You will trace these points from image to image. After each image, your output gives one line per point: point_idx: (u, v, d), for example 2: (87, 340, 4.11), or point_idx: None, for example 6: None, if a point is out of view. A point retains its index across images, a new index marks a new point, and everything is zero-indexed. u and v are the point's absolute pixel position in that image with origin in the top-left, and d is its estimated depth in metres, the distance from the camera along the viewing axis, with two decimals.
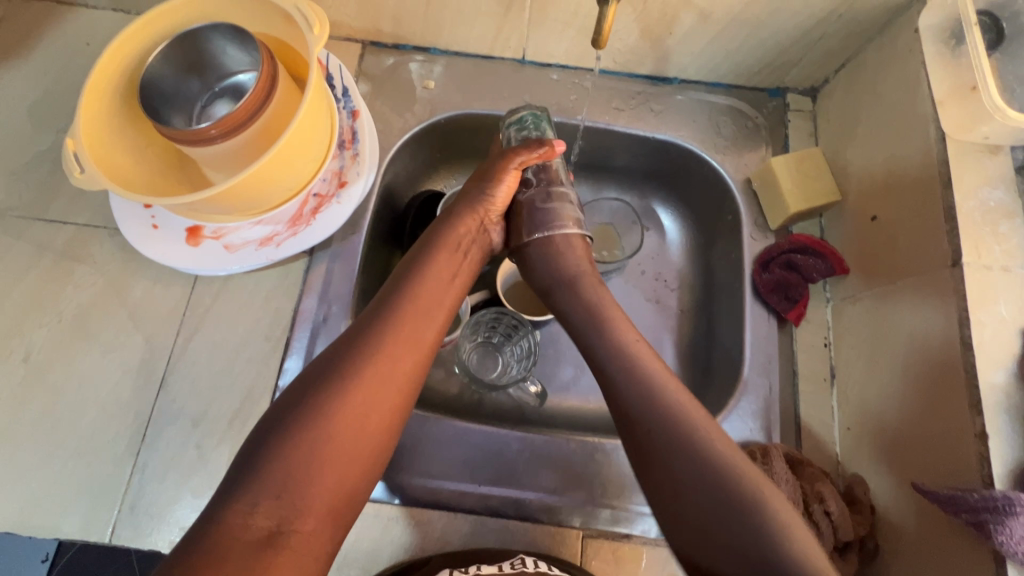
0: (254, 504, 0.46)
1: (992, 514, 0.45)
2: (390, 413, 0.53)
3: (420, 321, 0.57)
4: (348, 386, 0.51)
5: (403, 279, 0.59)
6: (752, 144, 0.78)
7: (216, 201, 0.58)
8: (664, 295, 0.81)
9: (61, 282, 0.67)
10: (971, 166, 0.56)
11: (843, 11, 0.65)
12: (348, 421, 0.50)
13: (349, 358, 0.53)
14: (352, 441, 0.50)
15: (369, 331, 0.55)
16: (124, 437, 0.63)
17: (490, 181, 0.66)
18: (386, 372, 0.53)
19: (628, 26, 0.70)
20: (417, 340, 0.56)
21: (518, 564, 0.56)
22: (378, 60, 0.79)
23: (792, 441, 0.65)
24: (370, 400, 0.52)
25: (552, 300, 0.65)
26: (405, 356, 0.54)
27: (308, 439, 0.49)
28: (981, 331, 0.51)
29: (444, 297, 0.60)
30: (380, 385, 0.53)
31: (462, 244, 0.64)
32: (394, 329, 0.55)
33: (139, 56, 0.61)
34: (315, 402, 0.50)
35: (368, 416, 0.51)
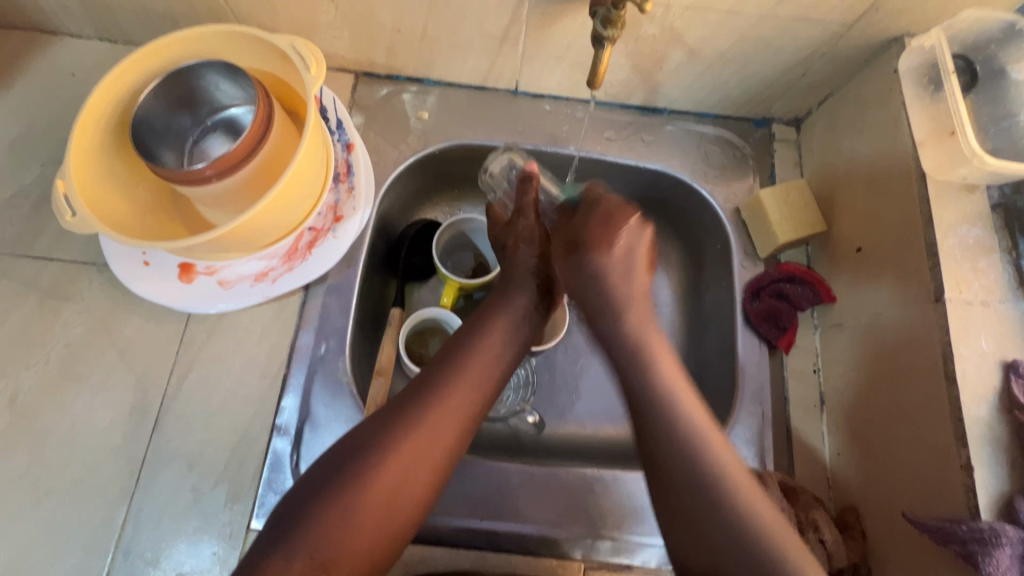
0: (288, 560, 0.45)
1: (979, 545, 0.47)
2: (432, 480, 0.51)
3: (466, 390, 0.55)
4: (389, 454, 0.50)
5: (454, 346, 0.58)
6: (740, 173, 0.79)
7: (215, 241, 0.57)
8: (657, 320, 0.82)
9: (48, 321, 0.66)
10: (950, 204, 0.58)
11: (826, 51, 0.67)
12: (384, 495, 0.49)
13: (396, 423, 0.51)
14: (383, 515, 0.48)
15: (418, 400, 0.53)
16: (117, 481, 0.61)
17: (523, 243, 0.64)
18: (427, 445, 0.51)
19: (620, 62, 0.71)
20: (466, 399, 0.54)
21: None
22: (371, 90, 0.80)
23: (784, 467, 0.67)
24: (409, 474, 0.50)
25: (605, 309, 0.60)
26: (447, 427, 0.53)
27: (347, 503, 0.47)
28: (963, 365, 0.53)
29: (491, 370, 0.57)
30: (419, 458, 0.51)
31: (516, 308, 0.62)
32: (442, 399, 0.53)
33: (131, 94, 0.60)
34: (359, 469, 0.49)
35: (406, 491, 0.50)
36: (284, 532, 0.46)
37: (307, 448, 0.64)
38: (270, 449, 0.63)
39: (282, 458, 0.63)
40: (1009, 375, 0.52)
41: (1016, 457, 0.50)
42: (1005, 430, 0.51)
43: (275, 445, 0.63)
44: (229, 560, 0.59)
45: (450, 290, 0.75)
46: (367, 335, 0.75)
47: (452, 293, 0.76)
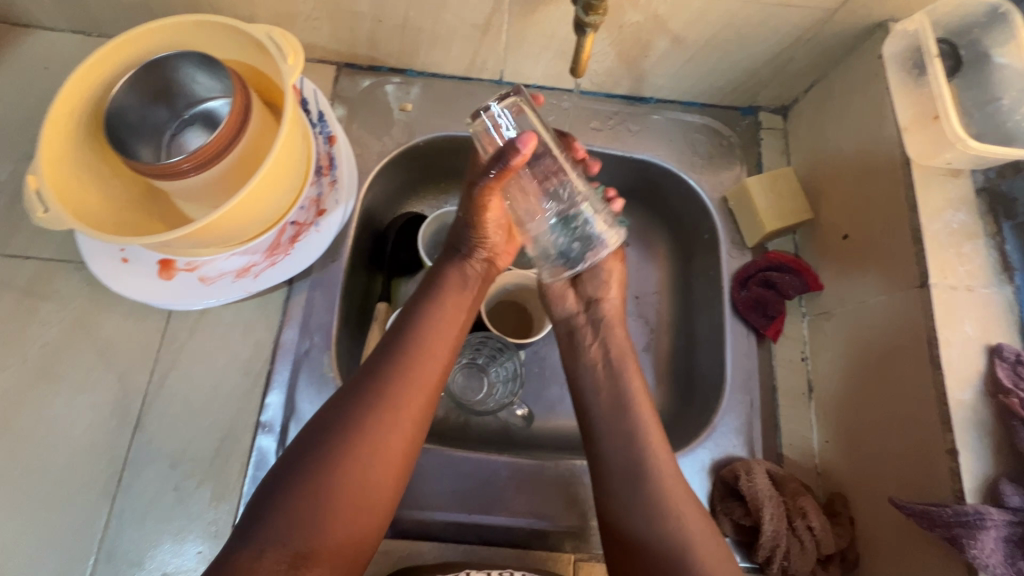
0: (259, 553, 0.44)
1: (964, 528, 0.47)
2: (400, 453, 0.51)
3: (423, 366, 0.54)
4: (347, 434, 0.49)
5: (404, 327, 0.57)
6: (727, 162, 0.79)
7: (194, 236, 0.56)
8: (646, 310, 0.81)
9: (25, 320, 0.64)
10: (935, 189, 0.58)
11: (810, 38, 0.67)
12: (351, 474, 0.48)
13: (351, 403, 0.51)
14: (354, 496, 0.48)
15: (373, 380, 0.53)
16: (98, 482, 0.60)
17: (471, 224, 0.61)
18: (387, 423, 0.51)
19: (604, 50, 0.70)
20: (424, 369, 0.54)
21: None
22: (353, 82, 0.78)
23: (773, 455, 0.67)
24: (374, 450, 0.49)
25: (589, 317, 0.65)
26: (408, 403, 0.52)
27: (315, 487, 0.47)
28: (948, 350, 0.53)
29: (443, 349, 0.57)
30: (381, 437, 0.50)
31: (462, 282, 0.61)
32: (396, 375, 0.53)
33: (104, 87, 0.59)
34: (322, 450, 0.48)
35: (372, 469, 0.49)
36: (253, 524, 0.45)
37: None
38: (255, 447, 0.63)
39: (267, 456, 0.62)
40: (994, 360, 0.52)
41: (1002, 441, 0.50)
42: (990, 413, 0.51)
43: (260, 443, 0.63)
44: (214, 560, 0.58)
45: None
46: (353, 331, 0.74)
47: None
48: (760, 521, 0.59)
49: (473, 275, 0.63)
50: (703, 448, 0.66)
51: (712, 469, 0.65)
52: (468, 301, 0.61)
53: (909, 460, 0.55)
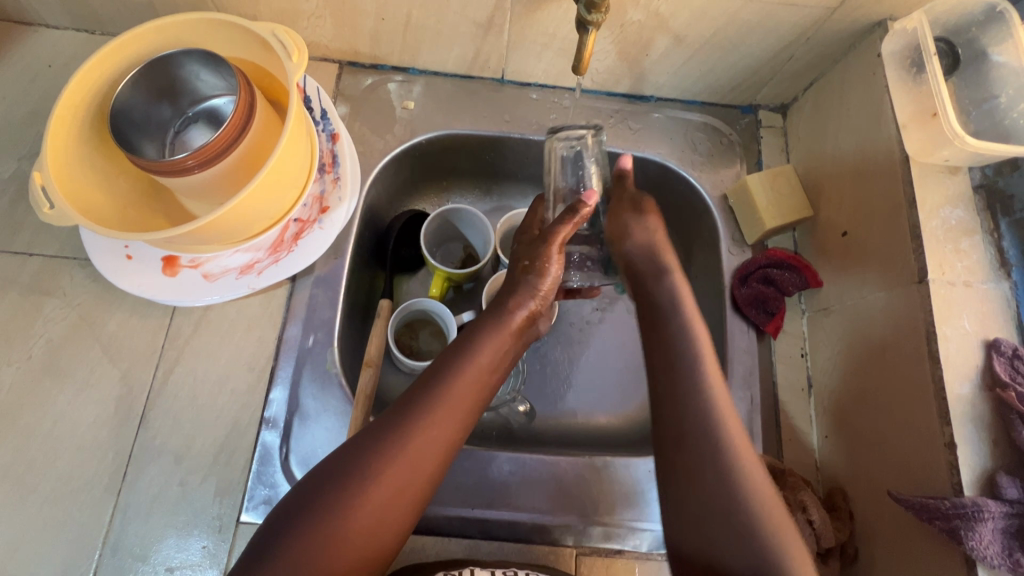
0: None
1: (963, 520, 0.48)
2: (420, 491, 0.51)
3: (457, 410, 0.54)
4: (375, 480, 0.49)
5: (442, 366, 0.56)
6: (727, 160, 0.80)
7: (199, 232, 0.56)
8: None
9: (29, 316, 0.65)
10: (933, 186, 0.59)
11: (809, 37, 0.67)
12: (371, 518, 0.48)
13: (381, 445, 0.50)
14: (367, 538, 0.48)
15: (404, 420, 0.52)
16: (103, 477, 0.60)
17: (538, 270, 0.62)
18: (413, 470, 0.50)
19: (606, 49, 0.71)
20: (456, 411, 0.54)
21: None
22: (356, 80, 0.79)
23: (773, 450, 0.68)
24: (398, 487, 0.50)
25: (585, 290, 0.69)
26: (435, 449, 0.52)
27: (337, 517, 0.47)
28: (946, 345, 0.53)
29: (478, 391, 0.56)
30: (407, 483, 0.50)
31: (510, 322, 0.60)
32: (428, 419, 0.52)
33: (109, 84, 0.59)
34: (351, 482, 0.48)
35: (389, 516, 0.49)
36: (271, 549, 0.46)
37: (296, 440, 0.63)
38: (259, 442, 0.63)
39: (271, 451, 0.63)
40: (991, 354, 0.53)
41: (999, 434, 0.51)
42: (988, 407, 0.52)
43: (264, 438, 0.63)
44: (219, 554, 0.59)
45: (439, 280, 0.76)
46: (356, 327, 0.74)
47: (440, 283, 0.77)
48: None
49: (527, 318, 0.61)
50: None
51: None
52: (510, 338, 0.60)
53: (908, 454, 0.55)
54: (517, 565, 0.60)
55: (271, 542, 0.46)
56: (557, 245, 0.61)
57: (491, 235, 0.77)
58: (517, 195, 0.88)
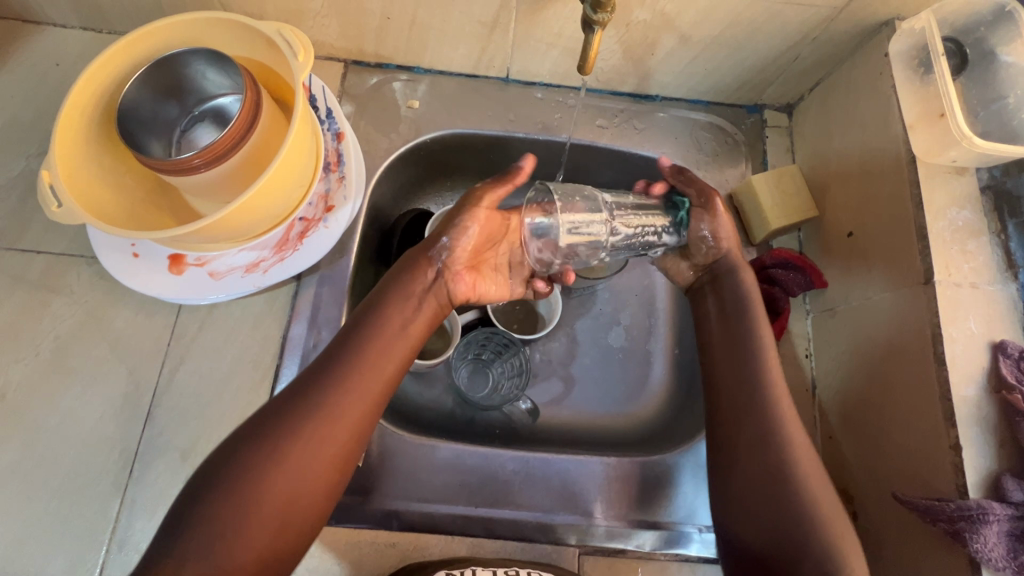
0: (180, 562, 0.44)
1: (967, 522, 0.47)
2: (324, 474, 0.50)
3: (360, 386, 0.53)
4: (284, 450, 0.49)
5: (352, 336, 0.55)
6: (732, 160, 0.79)
7: (205, 230, 0.56)
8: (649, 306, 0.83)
9: (37, 313, 0.65)
10: (939, 186, 0.59)
11: (816, 36, 0.67)
12: (275, 506, 0.47)
13: (275, 424, 0.50)
14: (277, 522, 0.47)
15: (310, 389, 0.52)
16: (110, 473, 0.61)
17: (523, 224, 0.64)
18: (323, 443, 0.50)
19: (611, 48, 0.71)
20: (361, 390, 0.53)
21: None
22: (361, 79, 0.79)
23: None
24: (301, 470, 0.49)
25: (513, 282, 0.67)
26: (346, 417, 0.51)
27: (239, 504, 0.46)
28: (952, 347, 0.53)
29: (382, 368, 0.54)
30: (318, 452, 0.50)
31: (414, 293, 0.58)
32: (325, 392, 0.51)
33: (116, 82, 0.60)
34: (247, 460, 0.48)
35: (296, 503, 0.48)
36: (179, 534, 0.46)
37: None
38: None
39: None
40: (997, 356, 0.53)
41: (1004, 435, 0.51)
42: (993, 409, 0.52)
43: None
44: None
45: None
46: None
47: None
48: None
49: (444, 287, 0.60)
50: None
51: None
52: (416, 309, 0.58)
53: (782, 468, 0.56)
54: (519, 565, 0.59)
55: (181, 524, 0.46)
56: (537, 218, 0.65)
57: None
58: (522, 194, 0.88)
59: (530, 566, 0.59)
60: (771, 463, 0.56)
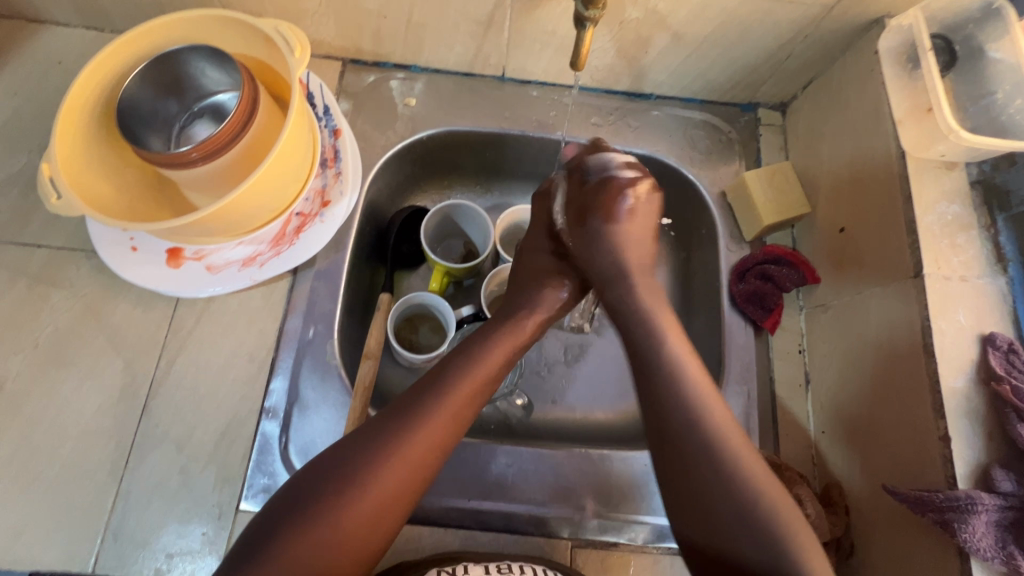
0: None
1: (956, 512, 0.47)
2: (404, 510, 0.49)
3: (450, 422, 0.52)
4: (364, 488, 0.47)
5: (447, 367, 0.55)
6: (725, 157, 0.80)
7: (201, 223, 0.57)
8: None
9: (37, 306, 0.66)
10: (928, 181, 0.59)
11: (807, 34, 0.68)
12: (354, 534, 0.46)
13: (375, 451, 0.48)
14: (354, 550, 0.46)
15: (407, 412, 0.51)
16: (106, 464, 0.61)
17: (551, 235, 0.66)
18: (414, 472, 0.49)
19: (605, 46, 0.72)
20: (449, 426, 0.52)
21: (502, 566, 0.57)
22: (359, 77, 0.80)
23: (770, 445, 0.68)
24: (383, 503, 0.47)
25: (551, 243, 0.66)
26: (432, 457, 0.50)
27: (321, 531, 0.45)
28: (942, 339, 0.53)
29: (473, 407, 0.54)
30: (407, 482, 0.49)
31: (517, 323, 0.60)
32: (430, 422, 0.51)
33: (117, 78, 0.61)
34: (339, 485, 0.47)
35: (374, 536, 0.47)
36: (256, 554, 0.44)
37: (295, 430, 0.64)
38: (259, 432, 0.64)
39: (271, 440, 0.63)
40: (986, 348, 0.53)
41: (992, 427, 0.51)
42: (983, 401, 0.52)
43: (264, 428, 0.64)
44: (218, 542, 0.60)
45: (438, 274, 0.77)
46: (356, 320, 0.75)
47: (440, 278, 0.78)
48: None
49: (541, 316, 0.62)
50: None
51: None
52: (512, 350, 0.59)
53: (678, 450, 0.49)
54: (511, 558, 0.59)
55: (253, 553, 0.44)
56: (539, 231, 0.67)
57: (490, 229, 0.78)
58: (518, 192, 0.89)
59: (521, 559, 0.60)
60: (701, 445, 0.49)
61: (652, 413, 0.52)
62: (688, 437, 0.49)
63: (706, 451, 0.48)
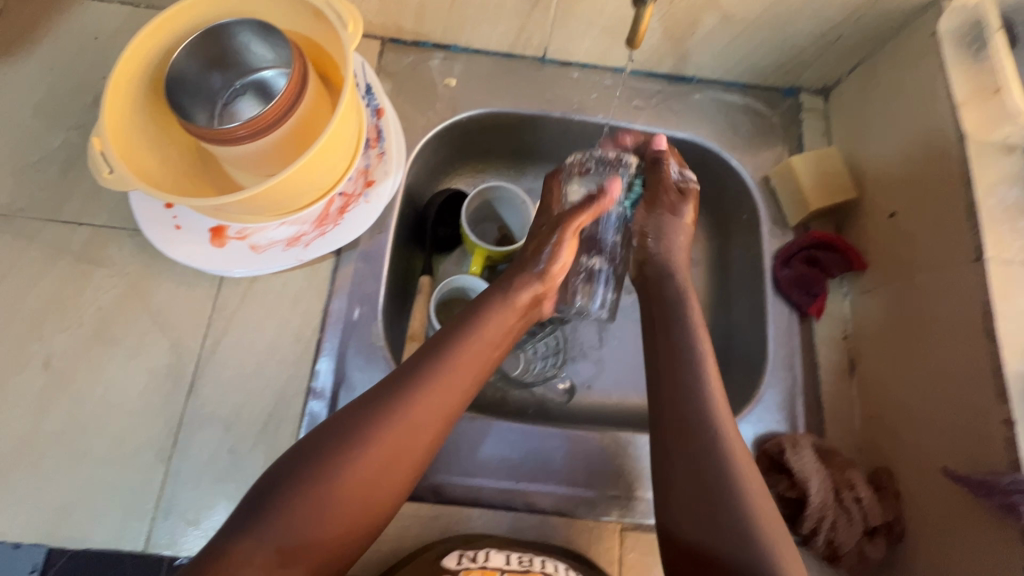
0: (258, 547, 0.45)
1: (1022, 495, 0.47)
2: (405, 471, 0.52)
3: (447, 389, 0.55)
4: (366, 448, 0.50)
5: (439, 347, 0.57)
6: (768, 142, 0.79)
7: (252, 200, 0.57)
8: None
9: (80, 284, 0.65)
10: (990, 164, 0.58)
11: (860, 15, 0.67)
12: (356, 491, 0.49)
13: (377, 415, 0.51)
14: (357, 507, 0.49)
15: (399, 390, 0.53)
16: (154, 443, 0.61)
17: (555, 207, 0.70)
18: (406, 444, 0.51)
19: (652, 27, 0.71)
20: (447, 392, 0.55)
21: (524, 561, 0.55)
22: (398, 57, 0.79)
23: (816, 430, 0.68)
24: (384, 463, 0.50)
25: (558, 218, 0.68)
26: (430, 422, 0.53)
27: (324, 488, 0.48)
28: (1004, 323, 0.53)
29: (472, 375, 0.57)
30: (400, 456, 0.51)
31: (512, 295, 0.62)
32: (428, 388, 0.54)
33: (164, 50, 0.59)
34: (341, 445, 0.50)
35: (376, 494, 0.50)
36: (253, 520, 0.46)
37: None
38: (307, 412, 0.64)
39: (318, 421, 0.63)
40: None
41: None
42: None
43: (311, 408, 0.63)
44: None
45: (478, 258, 0.77)
46: (398, 303, 0.74)
47: (480, 261, 0.78)
48: (806, 492, 0.59)
49: (533, 300, 0.63)
50: (746, 422, 0.67)
51: (756, 443, 0.66)
52: (511, 323, 0.61)
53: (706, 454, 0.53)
54: (533, 550, 0.57)
55: (259, 507, 0.47)
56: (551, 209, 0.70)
57: (531, 216, 0.79)
58: None
59: (545, 553, 0.58)
60: (705, 445, 0.53)
61: (672, 411, 0.56)
62: (697, 435, 0.54)
63: (708, 448, 0.53)
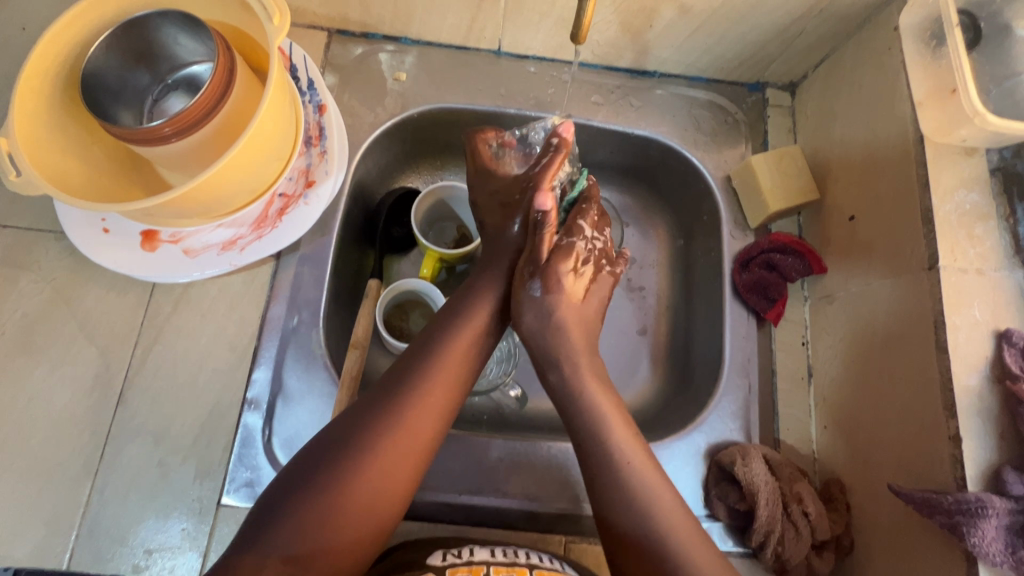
0: (263, 559, 0.43)
1: (965, 516, 0.46)
2: (409, 474, 0.49)
3: (442, 386, 0.52)
4: (364, 456, 0.47)
5: (428, 345, 0.55)
6: (731, 140, 0.77)
7: (176, 205, 0.53)
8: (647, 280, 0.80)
9: (3, 290, 0.62)
10: (948, 168, 0.56)
11: (821, 9, 0.64)
12: (361, 498, 0.46)
13: (369, 419, 0.49)
14: (361, 514, 0.46)
15: (392, 394, 0.51)
16: (80, 457, 0.59)
17: (491, 167, 0.65)
18: (405, 444, 0.49)
19: (607, 19, 0.67)
20: (443, 389, 0.52)
21: (509, 554, 0.54)
22: (345, 50, 0.75)
23: (770, 440, 0.66)
24: (385, 469, 0.48)
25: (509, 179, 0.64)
26: (426, 421, 0.51)
27: (322, 499, 0.45)
28: (956, 335, 0.51)
29: (466, 370, 0.55)
30: (399, 459, 0.49)
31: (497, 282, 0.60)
32: (421, 386, 0.52)
33: (82, 44, 0.56)
34: (335, 454, 0.47)
35: (380, 499, 0.47)
36: (257, 534, 0.44)
37: (279, 422, 0.62)
38: (241, 424, 0.61)
39: (253, 433, 0.61)
40: (1002, 345, 0.50)
41: (1007, 428, 0.49)
42: (996, 400, 0.49)
43: (246, 420, 0.61)
44: (199, 537, 0.58)
45: (429, 260, 0.74)
46: (343, 307, 0.72)
47: (431, 264, 0.74)
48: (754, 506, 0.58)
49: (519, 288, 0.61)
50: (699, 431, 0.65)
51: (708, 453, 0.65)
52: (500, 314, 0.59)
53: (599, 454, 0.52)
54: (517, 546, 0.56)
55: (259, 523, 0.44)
56: (492, 163, 0.66)
57: None
58: None
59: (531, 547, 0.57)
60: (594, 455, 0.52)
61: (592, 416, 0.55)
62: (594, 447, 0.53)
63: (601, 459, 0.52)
